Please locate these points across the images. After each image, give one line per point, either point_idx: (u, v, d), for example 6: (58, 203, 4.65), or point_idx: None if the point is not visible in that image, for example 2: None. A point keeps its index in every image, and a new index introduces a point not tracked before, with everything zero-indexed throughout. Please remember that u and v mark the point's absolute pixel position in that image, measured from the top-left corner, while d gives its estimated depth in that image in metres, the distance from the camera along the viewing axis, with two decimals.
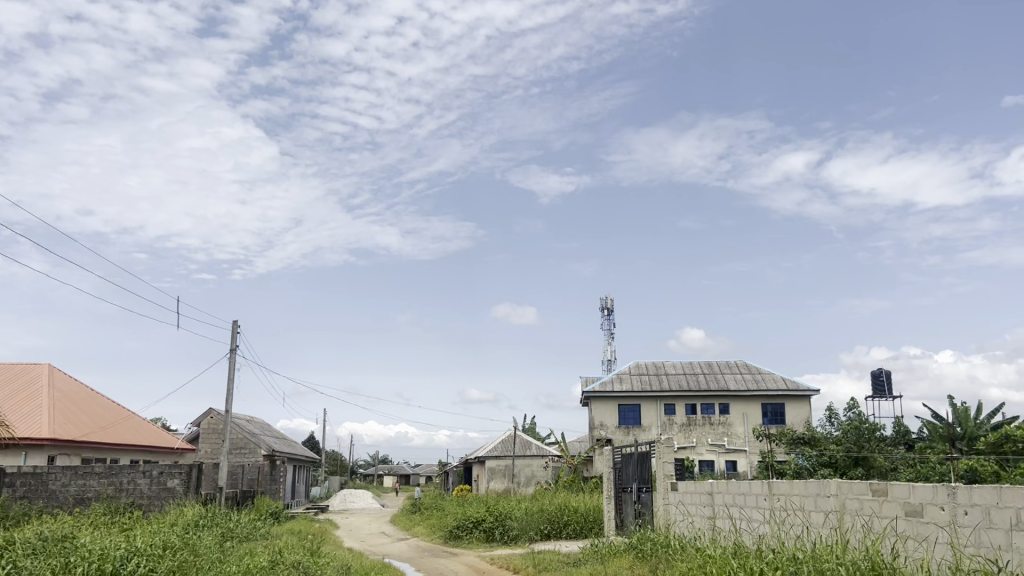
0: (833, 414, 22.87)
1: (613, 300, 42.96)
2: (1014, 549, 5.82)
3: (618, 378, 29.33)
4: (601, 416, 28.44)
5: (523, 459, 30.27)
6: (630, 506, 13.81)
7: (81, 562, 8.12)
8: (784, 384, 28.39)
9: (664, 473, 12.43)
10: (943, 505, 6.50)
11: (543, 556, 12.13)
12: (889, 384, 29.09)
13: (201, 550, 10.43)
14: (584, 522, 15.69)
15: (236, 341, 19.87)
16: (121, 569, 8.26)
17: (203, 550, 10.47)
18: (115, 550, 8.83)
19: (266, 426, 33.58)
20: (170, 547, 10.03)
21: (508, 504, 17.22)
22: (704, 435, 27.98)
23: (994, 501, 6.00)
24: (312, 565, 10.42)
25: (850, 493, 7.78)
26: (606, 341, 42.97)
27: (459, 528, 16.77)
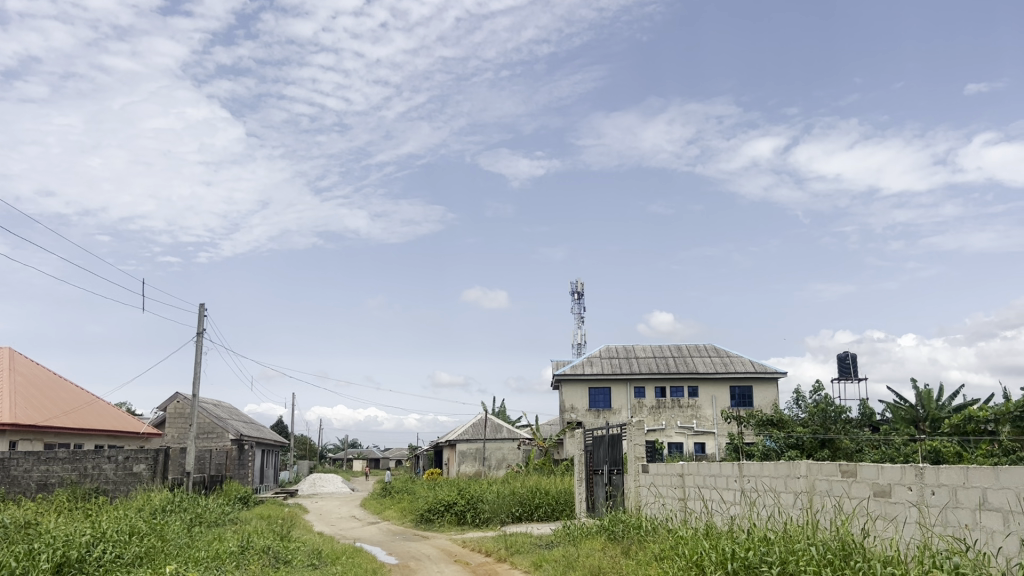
0: (800, 397, 22.93)
1: (583, 284, 42.99)
2: (982, 527, 5.26)
3: (588, 362, 29.32)
4: (572, 399, 28.44)
5: (494, 442, 30.23)
6: (601, 488, 13.47)
7: (46, 550, 7.52)
8: (752, 367, 28.59)
9: (635, 454, 12.00)
10: (911, 486, 5.92)
11: (515, 539, 11.79)
12: (854, 367, 29.32)
13: (168, 536, 9.80)
14: (555, 504, 15.47)
15: (202, 324, 19.58)
16: (88, 556, 7.72)
17: (171, 536, 9.95)
18: (81, 537, 8.21)
19: (235, 411, 33.27)
20: (138, 533, 9.33)
21: (480, 487, 17.03)
22: (673, 417, 28.13)
23: (961, 481, 5.43)
24: (284, 550, 9.64)
25: (820, 474, 7.17)
26: (576, 325, 42.95)
27: (431, 511, 16.68)
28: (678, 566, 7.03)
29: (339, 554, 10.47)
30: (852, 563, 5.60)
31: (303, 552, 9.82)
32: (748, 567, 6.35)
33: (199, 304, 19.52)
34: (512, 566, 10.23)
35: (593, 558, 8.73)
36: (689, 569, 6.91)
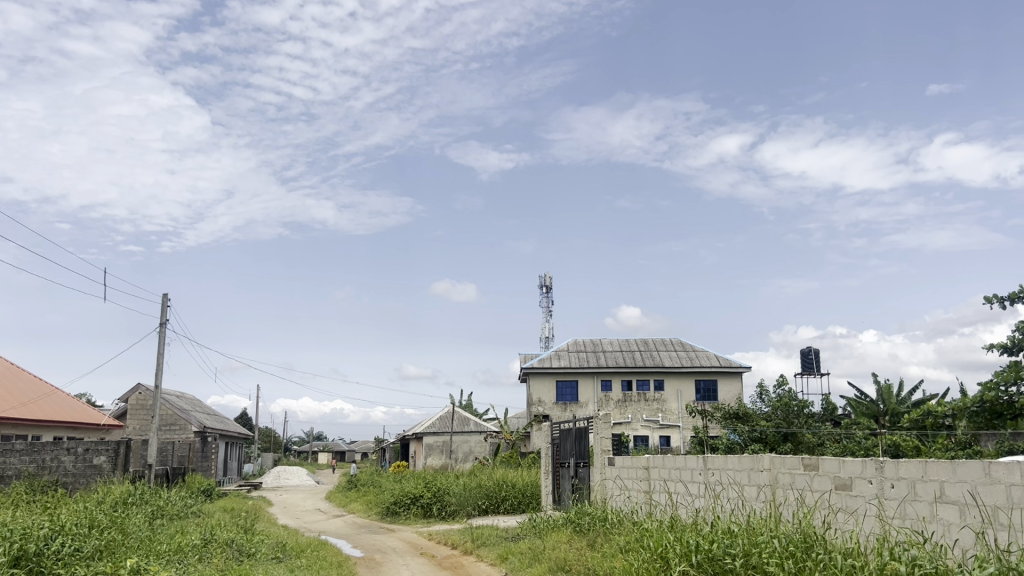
0: (763, 391, 23.25)
1: (551, 278, 43.10)
2: (939, 520, 5.37)
3: (556, 355, 29.41)
4: (539, 392, 28.56)
5: (461, 435, 30.19)
6: (567, 481, 13.53)
7: (1, 544, 7.36)
8: (717, 361, 28.89)
9: (601, 448, 12.07)
10: (871, 479, 6.02)
11: (481, 532, 11.77)
12: (817, 361, 29.75)
13: (129, 529, 9.66)
14: (521, 497, 15.49)
15: (165, 315, 19.27)
16: (45, 549, 7.59)
17: (131, 529, 9.79)
18: (39, 529, 8.07)
19: (198, 402, 32.88)
20: (98, 526, 9.17)
21: (447, 480, 17.02)
22: (639, 410, 28.33)
23: (919, 475, 5.53)
24: (247, 544, 9.54)
25: (783, 468, 7.27)
26: (545, 318, 43.02)
27: (396, 503, 16.64)
28: (644, 558, 7.09)
29: (303, 546, 10.37)
30: (814, 555, 5.70)
31: (266, 546, 9.73)
32: (712, 559, 6.42)
33: (163, 294, 19.24)
34: (478, 559, 10.23)
35: (559, 551, 8.77)
36: (654, 561, 6.98)
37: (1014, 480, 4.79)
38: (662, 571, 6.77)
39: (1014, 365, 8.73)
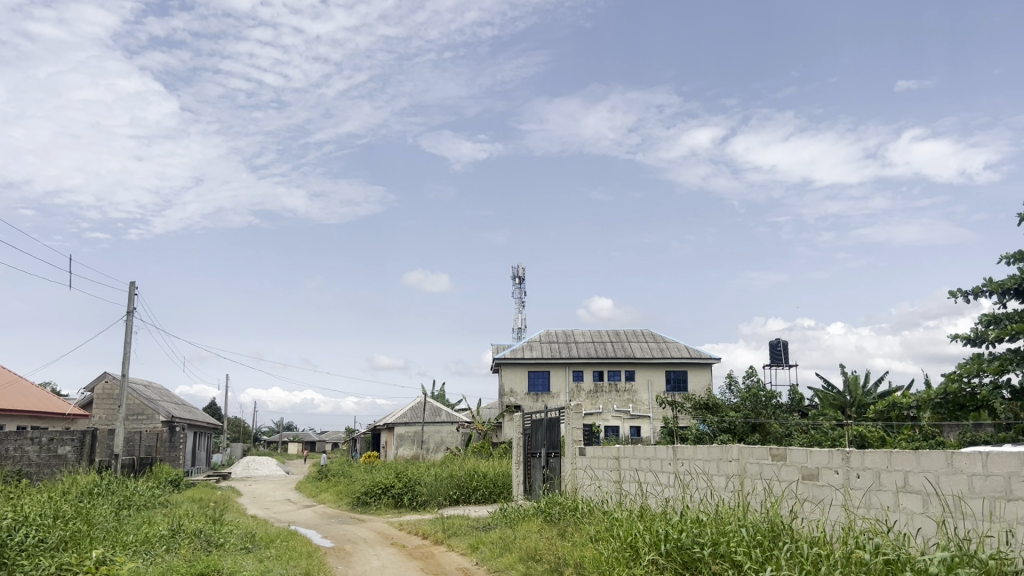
0: (733, 382, 23.50)
1: (524, 269, 43.13)
2: (902, 509, 5.47)
3: (528, 346, 29.46)
4: (511, 382, 28.60)
5: (433, 425, 30.16)
6: (538, 471, 13.59)
7: None
8: (687, 352, 29.13)
9: (573, 438, 12.12)
10: (838, 469, 6.10)
11: (452, 522, 11.78)
12: (786, 353, 30.11)
13: (95, 520, 9.53)
14: (493, 487, 15.51)
15: (132, 304, 19.00)
16: (7, 540, 7.46)
17: (97, 519, 9.66)
18: (1, 520, 7.94)
19: (166, 392, 32.50)
20: (62, 517, 9.05)
21: (418, 470, 17.02)
22: (610, 401, 28.49)
23: (885, 465, 5.62)
24: (216, 534, 9.45)
25: (751, 458, 7.35)
26: (518, 309, 43.04)
27: (367, 494, 16.58)
28: (613, 547, 7.14)
29: (273, 537, 10.32)
30: (781, 545, 5.78)
31: (235, 536, 9.65)
32: (680, 548, 6.48)
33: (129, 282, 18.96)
34: (448, 548, 10.24)
35: (530, 540, 8.79)
36: (624, 550, 7.03)
37: (975, 470, 4.88)
38: (632, 560, 6.83)
39: (977, 357, 8.89)
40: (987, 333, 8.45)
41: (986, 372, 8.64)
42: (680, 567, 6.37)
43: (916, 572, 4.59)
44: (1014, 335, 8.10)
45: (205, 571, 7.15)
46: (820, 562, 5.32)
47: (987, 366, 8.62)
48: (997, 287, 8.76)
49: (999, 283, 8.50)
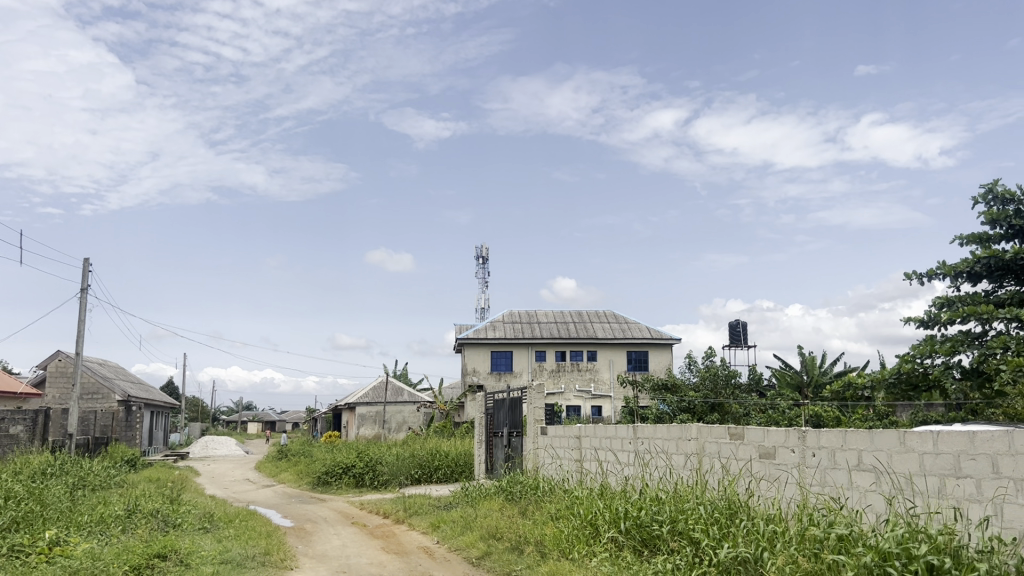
0: (692, 361, 23.81)
1: (488, 250, 43.06)
2: (855, 487, 5.59)
3: (491, 326, 29.46)
4: (474, 362, 28.61)
5: (395, 404, 30.11)
6: (500, 450, 13.64)
7: None
8: (648, 333, 29.38)
9: (534, 417, 12.16)
10: (794, 447, 6.21)
11: (414, 501, 11.78)
12: (744, 334, 30.52)
13: (48, 500, 9.35)
14: (454, 466, 15.53)
15: (86, 281, 18.60)
16: None
17: (51, 500, 9.48)
18: None
19: (122, 371, 31.93)
20: (13, 498, 8.85)
21: (379, 450, 16.98)
22: (572, 380, 28.66)
23: (839, 443, 5.73)
24: (173, 514, 9.33)
25: (710, 437, 7.44)
26: (481, 290, 43.00)
27: (328, 473, 16.50)
28: (574, 525, 7.20)
29: (231, 516, 10.23)
30: (737, 522, 5.87)
31: (193, 516, 9.54)
32: (640, 526, 6.57)
33: (83, 258, 18.54)
34: (409, 528, 10.24)
35: (492, 518, 8.83)
36: (584, 527, 7.10)
37: (926, 448, 4.99)
38: (592, 537, 6.90)
39: (929, 339, 9.08)
40: (939, 315, 8.63)
41: (938, 353, 8.84)
42: (639, 544, 6.46)
43: (867, 548, 4.69)
44: (966, 317, 8.28)
45: (161, 551, 7.05)
46: (775, 538, 5.43)
47: (939, 348, 8.81)
48: (949, 271, 8.94)
49: (953, 267, 8.68)
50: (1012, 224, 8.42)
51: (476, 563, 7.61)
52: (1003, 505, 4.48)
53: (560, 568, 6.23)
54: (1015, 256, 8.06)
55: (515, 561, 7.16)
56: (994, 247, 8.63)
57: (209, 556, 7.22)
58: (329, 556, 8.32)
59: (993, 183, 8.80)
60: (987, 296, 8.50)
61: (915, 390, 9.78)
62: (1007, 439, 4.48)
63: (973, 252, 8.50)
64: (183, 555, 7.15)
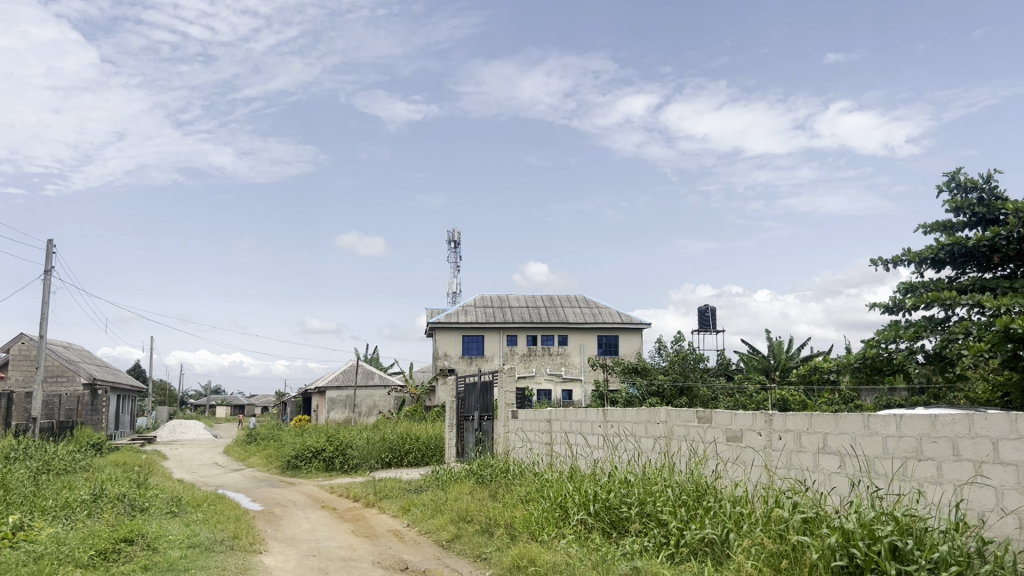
0: (662, 345, 24.02)
1: (459, 233, 42.93)
2: (820, 470, 5.69)
3: (463, 310, 29.44)
4: (445, 346, 28.60)
5: (365, 388, 30.03)
6: (471, 433, 13.68)
7: None
8: (618, 317, 29.54)
9: (505, 401, 12.18)
10: (760, 431, 6.30)
11: (384, 485, 11.77)
12: (713, 319, 30.82)
13: (11, 485, 9.20)
14: (425, 450, 15.55)
15: (50, 262, 18.25)
16: None
17: (14, 485, 9.34)
18: None
19: (87, 354, 31.47)
20: None
21: (350, 433, 16.94)
22: (543, 364, 28.77)
23: (805, 426, 5.82)
24: (140, 498, 9.24)
25: (678, 421, 7.51)
26: (452, 273, 42.89)
27: (297, 457, 16.43)
28: (543, 507, 7.25)
29: (200, 501, 10.16)
30: (704, 504, 5.95)
31: (160, 500, 9.45)
32: (609, 508, 6.64)
33: (46, 239, 18.19)
34: (380, 511, 10.25)
35: (462, 502, 8.86)
36: (554, 509, 7.16)
37: (889, 432, 5.09)
38: (561, 519, 6.96)
39: (894, 324, 9.23)
40: (904, 300, 8.78)
41: (902, 339, 8.99)
42: (608, 526, 6.52)
43: (831, 529, 4.77)
44: (929, 303, 8.43)
45: (129, 536, 6.99)
46: (742, 520, 5.51)
47: (903, 333, 8.97)
48: (914, 257, 9.09)
49: (917, 253, 8.83)
50: (975, 212, 8.57)
51: (447, 546, 7.64)
52: (963, 487, 4.59)
53: (529, 550, 6.28)
54: (978, 243, 8.19)
55: (484, 544, 7.20)
56: (958, 234, 8.77)
57: (177, 541, 7.18)
58: (298, 540, 8.30)
59: (957, 170, 8.94)
60: (951, 283, 8.65)
61: (880, 374, 9.91)
62: (968, 422, 4.58)
63: (937, 239, 8.64)
64: (150, 540, 7.09)
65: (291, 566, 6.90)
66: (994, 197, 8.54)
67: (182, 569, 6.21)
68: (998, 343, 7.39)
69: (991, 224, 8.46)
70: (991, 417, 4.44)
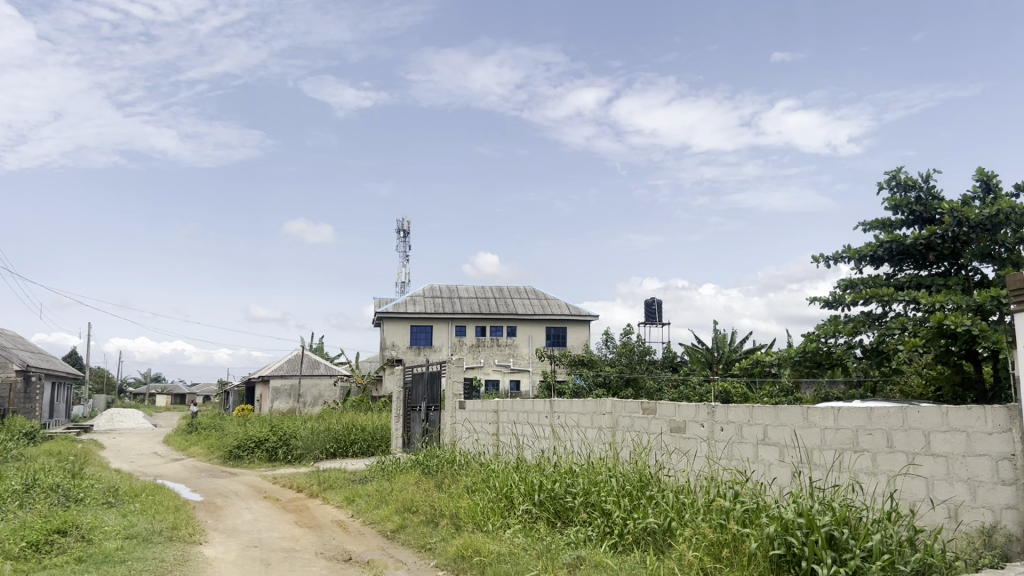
0: (609, 337, 24.26)
1: (410, 223, 42.61)
2: (760, 461, 5.82)
3: (412, 300, 29.28)
4: (393, 336, 28.38)
5: (310, 378, 29.70)
6: (418, 424, 13.64)
7: None
8: (567, 309, 29.71)
9: (453, 391, 12.12)
10: (703, 422, 6.40)
11: (328, 475, 11.67)
12: (660, 312, 31.21)
13: None
14: (371, 440, 15.44)
15: None
16: None
17: None
18: None
19: (20, 340, 30.42)
20: None
21: (294, 424, 16.72)
22: (491, 355, 28.78)
23: (746, 418, 5.94)
24: (75, 488, 8.98)
25: (624, 411, 7.59)
26: (401, 263, 42.55)
27: (239, 447, 16.16)
28: (489, 497, 7.28)
29: (137, 491, 9.90)
30: (647, 493, 6.04)
31: (96, 490, 9.20)
32: (554, 497, 6.69)
33: None
34: (324, 502, 10.15)
35: (407, 492, 8.82)
36: (499, 500, 7.18)
37: (827, 424, 5.22)
38: (506, 509, 6.99)
39: (833, 318, 9.47)
40: (843, 296, 9.01)
41: (841, 333, 9.24)
42: (553, 515, 6.57)
43: (769, 520, 4.86)
44: (867, 299, 8.66)
45: (62, 527, 6.78)
46: (684, 509, 5.61)
47: (842, 328, 9.21)
48: (854, 254, 9.34)
49: (857, 250, 9.07)
50: (913, 210, 8.82)
51: (391, 537, 7.60)
52: (897, 479, 4.73)
53: (474, 540, 6.28)
54: (915, 241, 8.43)
55: (429, 534, 7.18)
56: (896, 232, 9.03)
57: (113, 532, 7.01)
58: (240, 531, 8.17)
59: (897, 170, 9.19)
60: (888, 279, 8.91)
61: (820, 367, 10.13)
62: (901, 415, 4.72)
63: (877, 236, 8.87)
64: (84, 531, 6.89)
65: (232, 558, 6.79)
66: (930, 197, 8.81)
67: (117, 560, 6.08)
68: (932, 339, 7.64)
69: (927, 223, 8.72)
70: (923, 409, 4.60)
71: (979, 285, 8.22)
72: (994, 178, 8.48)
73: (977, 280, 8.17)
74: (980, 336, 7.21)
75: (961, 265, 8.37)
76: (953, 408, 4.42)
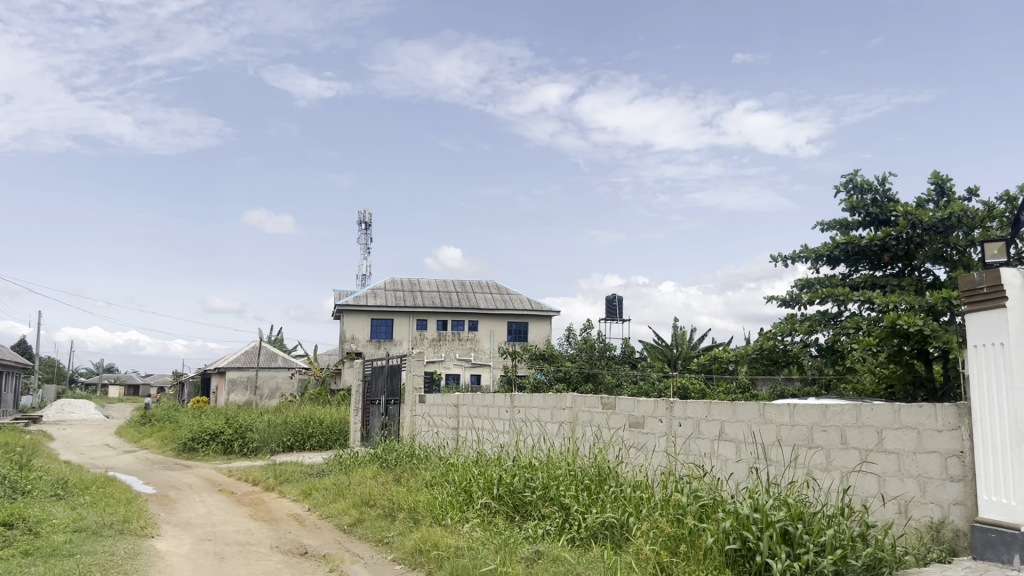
0: (570, 333, 24.36)
1: (371, 215, 42.30)
2: (717, 456, 5.88)
3: (372, 293, 29.06)
4: (352, 329, 28.16)
5: (267, 370, 29.36)
6: (377, 418, 13.55)
7: None
8: (528, 304, 29.77)
9: (413, 385, 12.07)
10: (661, 417, 6.46)
11: (284, 468, 11.53)
12: (620, 308, 31.44)
13: None
14: (329, 434, 15.25)
15: None
16: None
17: None
18: None
19: None
20: None
21: (250, 416, 16.51)
22: (452, 349, 28.75)
23: (704, 414, 6.01)
24: (23, 480, 8.75)
25: (583, 406, 7.62)
26: (362, 255, 42.21)
27: (194, 440, 15.93)
28: (448, 492, 7.26)
29: (87, 483, 9.69)
30: (605, 488, 6.06)
31: (44, 483, 8.98)
32: (512, 491, 6.70)
33: None
34: (280, 495, 10.04)
35: (365, 486, 8.77)
36: (459, 494, 7.17)
37: (783, 421, 5.29)
38: (465, 503, 6.98)
39: (790, 317, 9.60)
40: (800, 296, 9.14)
41: (798, 331, 9.38)
42: (511, 510, 6.58)
43: (725, 514, 4.91)
44: (824, 299, 8.79)
45: (8, 520, 6.62)
46: (642, 503, 5.66)
47: (798, 326, 9.35)
48: (811, 254, 9.48)
49: (815, 250, 9.21)
50: (869, 212, 8.98)
51: (348, 530, 7.55)
52: (850, 475, 4.82)
53: (432, 534, 6.27)
54: (870, 243, 8.58)
55: (386, 528, 7.14)
56: (853, 233, 9.18)
57: (61, 525, 6.85)
58: (193, 524, 8.04)
59: (854, 172, 9.35)
60: (844, 279, 9.07)
61: (776, 365, 10.26)
62: (855, 412, 4.81)
63: (833, 237, 9.02)
64: (32, 524, 6.74)
65: (184, 551, 6.69)
66: (886, 199, 8.99)
67: (66, 554, 5.95)
68: (885, 338, 7.79)
69: (883, 224, 8.88)
70: (877, 407, 4.68)
71: (931, 286, 8.40)
72: (947, 181, 8.67)
73: (930, 281, 8.35)
74: (931, 337, 7.37)
75: (914, 266, 8.54)
76: (905, 405, 4.51)
